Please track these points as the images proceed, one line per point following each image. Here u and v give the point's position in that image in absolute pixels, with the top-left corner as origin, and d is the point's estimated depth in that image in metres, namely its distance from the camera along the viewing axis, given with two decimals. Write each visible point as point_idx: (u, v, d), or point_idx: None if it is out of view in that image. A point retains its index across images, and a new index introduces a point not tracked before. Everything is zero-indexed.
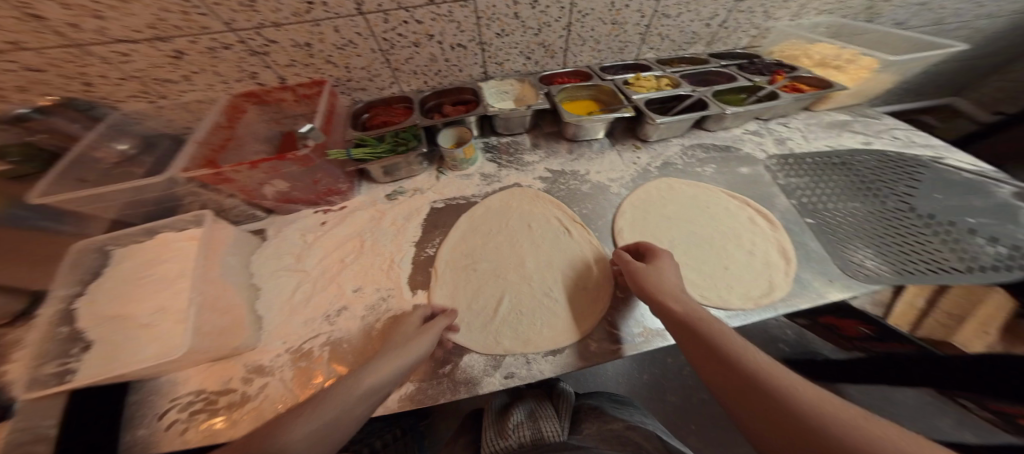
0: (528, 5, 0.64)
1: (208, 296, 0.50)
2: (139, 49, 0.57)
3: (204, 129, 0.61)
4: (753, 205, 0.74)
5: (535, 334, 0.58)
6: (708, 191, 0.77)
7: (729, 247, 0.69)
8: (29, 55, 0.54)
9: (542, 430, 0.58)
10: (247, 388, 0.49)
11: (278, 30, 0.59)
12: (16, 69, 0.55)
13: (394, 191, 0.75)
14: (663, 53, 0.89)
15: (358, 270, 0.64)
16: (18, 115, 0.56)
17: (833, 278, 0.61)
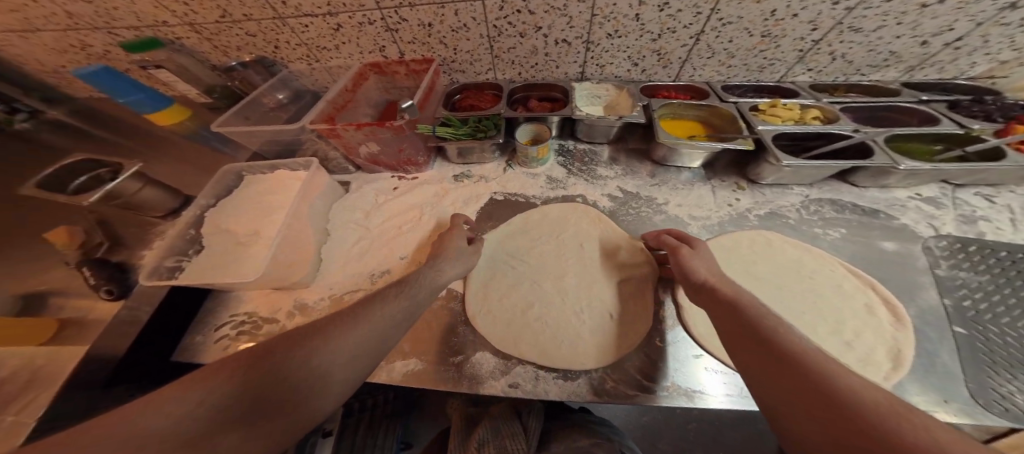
0: (654, 7, 0.56)
1: (292, 230, 0.61)
2: (315, 22, 0.68)
3: (334, 89, 0.71)
4: (878, 289, 0.55)
5: (553, 348, 0.54)
6: (823, 258, 0.59)
7: (821, 329, 0.53)
8: (254, 24, 0.68)
9: (509, 447, 0.54)
10: (289, 322, 0.62)
11: (411, 10, 0.64)
12: (244, 34, 0.71)
13: (461, 173, 0.78)
14: (825, 76, 0.70)
15: (411, 240, 0.68)
16: (228, 67, 0.73)
17: (951, 399, 0.44)
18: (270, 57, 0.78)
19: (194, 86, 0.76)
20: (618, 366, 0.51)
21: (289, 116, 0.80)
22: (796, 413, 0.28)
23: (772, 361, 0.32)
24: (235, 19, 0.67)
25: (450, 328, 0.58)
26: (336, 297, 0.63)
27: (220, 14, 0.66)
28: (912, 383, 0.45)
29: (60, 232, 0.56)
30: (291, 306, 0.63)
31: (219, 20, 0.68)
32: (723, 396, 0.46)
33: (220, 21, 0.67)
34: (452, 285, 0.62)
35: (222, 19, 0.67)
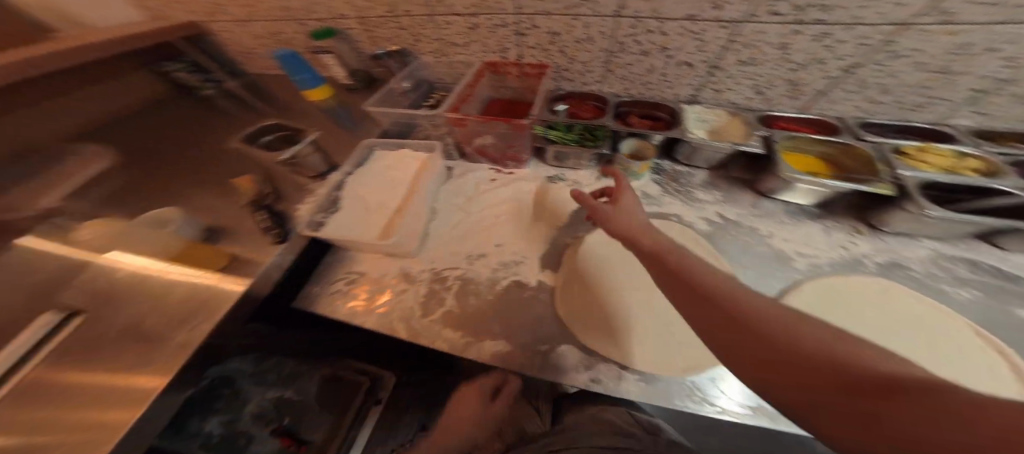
0: (809, 37, 0.56)
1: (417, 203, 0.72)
2: (457, 21, 0.80)
3: (464, 84, 0.79)
4: (1006, 354, 0.49)
5: (639, 352, 0.56)
6: (941, 312, 0.54)
7: None
8: (410, 19, 0.83)
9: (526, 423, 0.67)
10: (394, 288, 0.70)
11: (548, 19, 0.71)
12: (396, 27, 0.87)
13: (555, 175, 0.82)
14: (990, 122, 0.63)
15: (506, 230, 0.74)
16: (377, 54, 0.90)
17: None
18: (409, 48, 0.93)
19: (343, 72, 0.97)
20: (700, 377, 0.52)
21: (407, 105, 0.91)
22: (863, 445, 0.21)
23: (720, 320, 0.33)
24: (398, 14, 0.83)
25: (538, 318, 0.62)
26: (436, 271, 0.71)
27: (387, 9, 0.82)
28: None
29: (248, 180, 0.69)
30: (395, 271, 0.72)
31: (384, 15, 0.84)
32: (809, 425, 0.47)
33: (384, 14, 0.84)
34: (542, 276, 0.67)
35: (387, 13, 0.84)
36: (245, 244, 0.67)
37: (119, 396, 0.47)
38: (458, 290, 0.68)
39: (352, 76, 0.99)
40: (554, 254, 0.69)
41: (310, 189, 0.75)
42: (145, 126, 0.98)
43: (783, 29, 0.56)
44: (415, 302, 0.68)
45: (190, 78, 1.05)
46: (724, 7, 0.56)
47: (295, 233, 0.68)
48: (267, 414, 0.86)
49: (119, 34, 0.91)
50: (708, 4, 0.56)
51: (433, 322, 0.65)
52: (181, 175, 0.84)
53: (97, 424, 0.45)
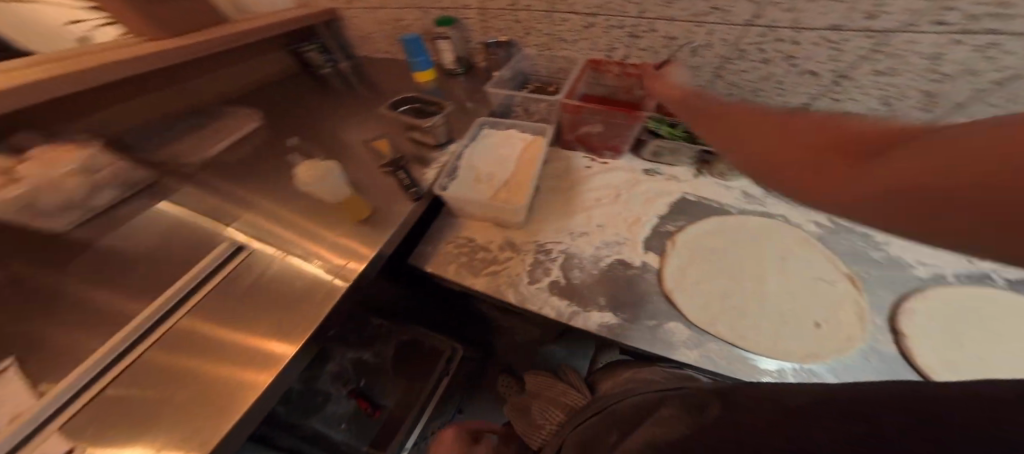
0: (972, 48, 0.54)
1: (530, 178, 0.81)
2: (574, 19, 0.87)
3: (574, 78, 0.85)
4: None
5: (753, 335, 0.58)
6: None
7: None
8: (528, 13, 0.92)
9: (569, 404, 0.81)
10: (500, 254, 0.77)
11: (669, 24, 0.75)
12: (512, 20, 0.96)
13: (651, 169, 0.86)
14: None
15: (607, 213, 0.79)
16: (489, 43, 1.00)
17: None
18: (517, 40, 1.01)
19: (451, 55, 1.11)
20: (819, 366, 0.54)
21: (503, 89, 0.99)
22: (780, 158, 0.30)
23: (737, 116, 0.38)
24: (518, 7, 0.92)
25: (644, 295, 0.66)
26: (540, 244, 0.77)
27: (509, 2, 0.91)
28: None
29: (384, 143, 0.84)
30: (501, 241, 0.79)
31: (504, 8, 0.94)
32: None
33: (505, 8, 0.93)
34: (647, 258, 0.70)
35: (507, 6, 0.93)
36: (380, 200, 0.75)
37: (243, 356, 0.53)
38: (563, 263, 0.73)
39: (456, 62, 1.12)
40: (657, 239, 0.73)
41: (433, 157, 0.85)
42: (280, 96, 1.13)
43: (941, 39, 0.56)
44: (522, 270, 0.73)
45: (318, 57, 1.20)
46: (878, 16, 0.57)
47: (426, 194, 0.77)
48: (345, 374, 1.06)
49: (273, 16, 1.06)
50: (860, 15, 0.58)
51: (541, 288, 0.70)
52: (315, 139, 0.96)
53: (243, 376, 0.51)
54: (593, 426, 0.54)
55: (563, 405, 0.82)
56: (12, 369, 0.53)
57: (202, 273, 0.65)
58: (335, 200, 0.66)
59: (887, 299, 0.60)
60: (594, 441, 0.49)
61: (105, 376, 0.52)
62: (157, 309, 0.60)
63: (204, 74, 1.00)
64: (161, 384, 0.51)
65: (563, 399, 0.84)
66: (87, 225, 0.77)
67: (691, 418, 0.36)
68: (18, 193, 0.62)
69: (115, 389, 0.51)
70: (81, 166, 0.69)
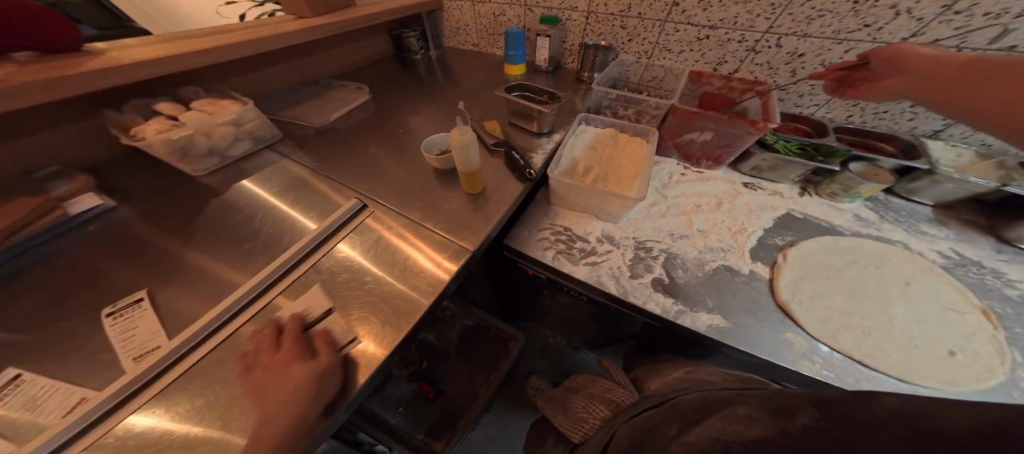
0: None
1: (631, 175, 0.82)
2: (688, 30, 0.89)
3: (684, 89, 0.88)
4: None
5: (880, 356, 0.56)
6: None
7: None
8: (638, 21, 0.95)
9: (615, 400, 0.73)
10: (597, 246, 0.78)
11: (799, 39, 0.77)
12: (617, 25, 0.99)
13: (751, 183, 0.86)
14: None
15: (709, 219, 0.79)
16: (590, 46, 1.03)
17: None
18: (617, 45, 1.05)
19: (546, 53, 1.15)
20: (962, 394, 0.51)
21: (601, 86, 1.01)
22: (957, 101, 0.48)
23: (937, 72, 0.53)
24: (629, 14, 0.95)
25: (756, 302, 0.65)
26: (638, 241, 0.77)
27: (621, 8, 0.95)
28: None
29: (493, 124, 0.89)
30: (598, 233, 0.80)
31: (614, 14, 0.97)
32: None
33: (615, 13, 0.97)
34: (754, 267, 0.70)
35: (618, 11, 0.96)
36: (495, 178, 0.78)
37: (350, 321, 0.54)
38: (664, 261, 0.73)
39: (549, 61, 1.17)
40: (764, 250, 0.72)
41: (536, 143, 0.87)
42: (381, 76, 1.21)
43: None
44: (622, 263, 0.74)
45: (415, 43, 1.30)
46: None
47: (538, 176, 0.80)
48: (409, 356, 1.10)
49: (387, 3, 1.15)
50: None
51: (642, 283, 0.71)
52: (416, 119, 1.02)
53: (360, 353, 0.51)
54: (649, 417, 0.47)
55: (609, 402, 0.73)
56: (147, 301, 0.56)
57: (321, 236, 0.66)
58: (459, 171, 0.67)
59: None
60: (651, 433, 0.44)
61: (221, 331, 0.52)
62: (281, 263, 0.61)
63: (321, 52, 1.09)
64: (276, 349, 0.50)
65: (608, 395, 0.76)
66: (218, 173, 0.82)
67: (774, 421, 0.31)
68: (185, 135, 0.70)
69: (236, 342, 0.51)
70: (233, 118, 0.77)
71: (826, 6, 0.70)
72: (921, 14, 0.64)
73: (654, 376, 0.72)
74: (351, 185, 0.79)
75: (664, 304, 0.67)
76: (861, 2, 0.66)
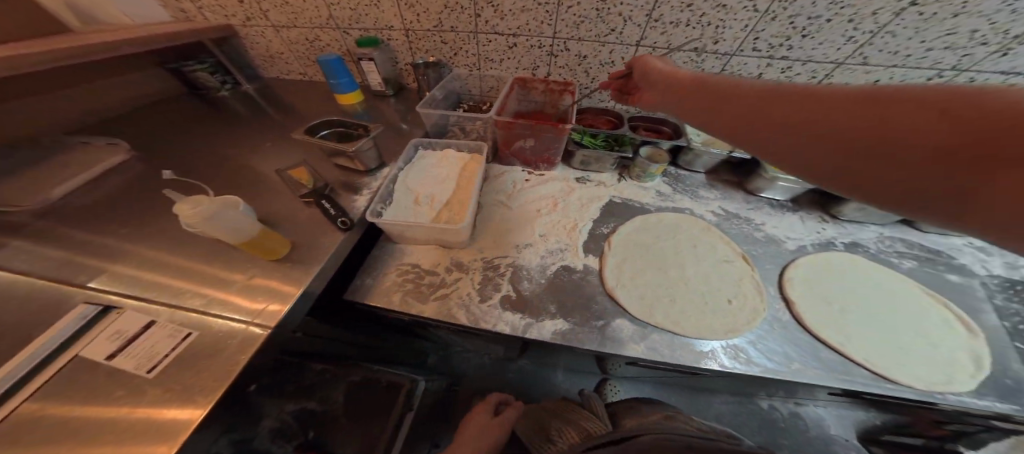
0: (774, 72, 0.79)
1: (467, 197, 0.79)
2: (497, 39, 0.91)
3: (502, 96, 0.89)
4: (949, 304, 0.65)
5: (683, 319, 0.66)
6: (882, 264, 0.72)
7: (884, 313, 0.66)
8: (453, 34, 0.92)
9: (588, 427, 0.71)
10: (447, 276, 0.74)
11: (578, 43, 0.86)
12: (438, 40, 0.95)
13: (582, 177, 0.94)
14: None
15: (548, 223, 0.83)
16: (416, 64, 0.96)
17: (968, 340, 0.61)
18: (446, 61, 1.01)
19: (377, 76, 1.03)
20: (739, 337, 0.63)
21: (438, 107, 0.98)
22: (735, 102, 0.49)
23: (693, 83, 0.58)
24: (443, 28, 0.92)
25: (589, 295, 0.70)
26: (487, 260, 0.76)
27: (434, 23, 0.91)
28: (954, 338, 0.62)
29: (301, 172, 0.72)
30: (448, 262, 0.76)
31: (428, 30, 0.92)
32: (843, 379, 0.57)
33: (429, 29, 0.92)
34: (586, 260, 0.76)
35: (432, 27, 0.92)
36: (299, 232, 0.65)
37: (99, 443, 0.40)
38: (512, 276, 0.73)
39: (386, 83, 1.05)
40: (595, 241, 0.79)
41: (362, 182, 0.77)
42: (160, 123, 0.95)
43: (756, 65, 0.79)
44: (473, 288, 0.72)
45: (211, 78, 1.05)
46: (719, 41, 0.76)
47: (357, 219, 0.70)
48: (289, 429, 0.78)
49: (129, 29, 0.88)
50: (708, 39, 0.76)
51: (493, 305, 0.69)
52: (166, 175, 0.77)
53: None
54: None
55: (580, 426, 0.73)
56: None
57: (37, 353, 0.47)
58: (232, 242, 0.55)
59: (773, 273, 0.73)
60: None
61: None
62: None
63: (22, 102, 0.76)
64: None
65: (581, 422, 0.75)
66: None
67: None
68: None
69: None
70: None
71: (582, 13, 0.78)
72: (636, 21, 0.77)
73: (632, 414, 0.76)
74: (84, 283, 0.56)
75: (514, 321, 0.67)
76: (600, 10, 0.77)
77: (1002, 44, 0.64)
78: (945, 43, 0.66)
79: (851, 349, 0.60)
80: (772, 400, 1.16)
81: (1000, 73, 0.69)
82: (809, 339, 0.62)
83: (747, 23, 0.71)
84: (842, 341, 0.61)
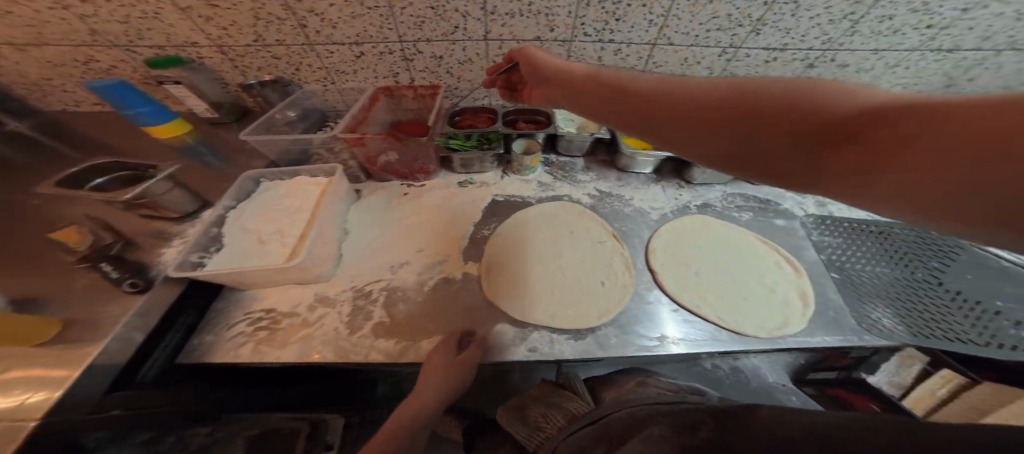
0: (611, 53, 0.84)
1: (323, 227, 0.68)
2: (340, 49, 0.76)
3: (356, 107, 0.79)
4: (781, 251, 0.73)
5: (561, 312, 0.67)
6: (727, 223, 0.79)
7: (734, 270, 0.71)
8: (282, 49, 0.74)
9: (570, 408, 0.65)
10: (310, 315, 0.65)
11: (428, 44, 0.79)
12: (269, 56, 0.76)
13: (464, 180, 0.90)
14: None
15: (426, 236, 0.78)
16: (245, 85, 0.77)
17: (799, 281, 0.68)
18: (290, 77, 0.82)
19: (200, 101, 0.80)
20: (611, 320, 0.65)
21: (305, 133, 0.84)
22: (629, 102, 0.45)
23: (585, 78, 0.54)
24: (267, 42, 0.73)
25: (468, 306, 0.67)
26: (357, 288, 0.69)
27: (253, 37, 0.71)
28: (789, 281, 0.68)
29: (70, 232, 0.56)
30: (310, 299, 0.68)
31: (250, 44, 0.73)
32: (700, 343, 0.61)
33: (251, 43, 0.73)
34: (466, 268, 0.73)
35: (254, 42, 0.73)
36: (75, 306, 0.53)
37: None
38: (386, 300, 0.68)
39: (218, 108, 0.80)
40: (475, 247, 0.77)
41: (175, 230, 0.65)
42: None
43: (595, 48, 0.83)
44: (340, 322, 0.65)
45: None
46: (554, 28, 0.78)
47: (165, 279, 0.57)
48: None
49: None
50: (545, 27, 0.78)
51: (364, 336, 0.63)
52: None
53: None
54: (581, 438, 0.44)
55: (565, 410, 0.65)
56: None
57: None
58: None
59: (641, 245, 0.77)
60: None
61: None
62: None
63: None
64: None
65: (566, 404, 0.67)
66: None
67: None
68: None
69: None
70: None
71: (419, 13, 0.71)
72: (473, 16, 0.73)
73: (610, 387, 0.73)
74: None
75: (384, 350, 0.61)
76: (436, 9, 0.71)
77: (752, 25, 0.75)
78: (716, 25, 0.75)
79: (706, 312, 0.64)
80: (714, 358, 1.13)
81: (761, 50, 0.80)
82: (668, 306, 0.66)
83: (569, 9, 0.74)
84: (698, 303, 0.66)
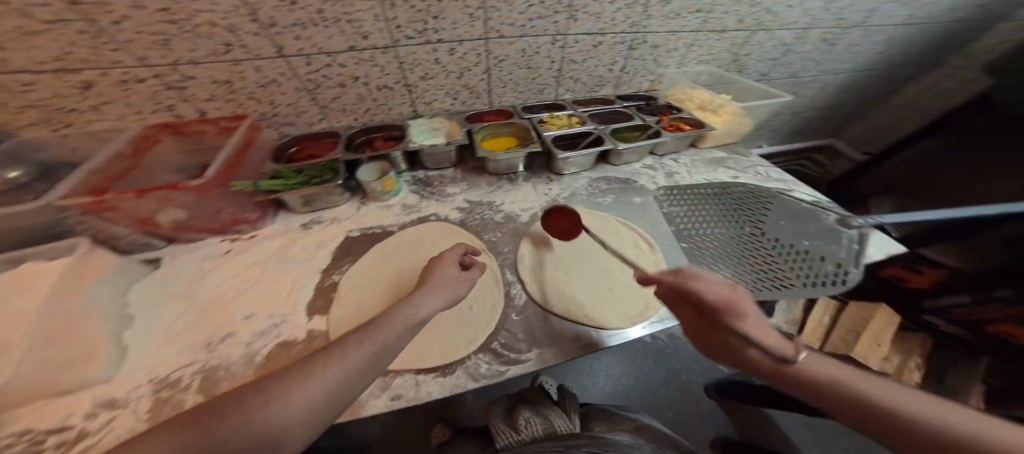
0: (445, 52, 0.77)
1: (62, 320, 0.49)
2: (42, 79, 0.55)
3: (102, 156, 0.60)
4: (636, 229, 0.75)
5: (426, 350, 0.58)
6: (593, 209, 0.79)
7: (599, 257, 0.71)
8: None
9: (553, 425, 0.59)
10: (88, 424, 0.47)
11: (196, 67, 0.62)
12: None
13: (310, 221, 0.77)
14: (579, 94, 0.99)
15: (254, 298, 0.64)
16: None
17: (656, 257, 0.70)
18: None
19: None
20: (479, 345, 0.58)
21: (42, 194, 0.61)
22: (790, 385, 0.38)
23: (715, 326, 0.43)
24: None
25: None
26: (158, 379, 0.52)
27: None
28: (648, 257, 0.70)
29: None
30: (88, 406, 0.48)
31: None
32: (571, 349, 0.57)
33: None
34: (311, 325, 0.61)
35: None
36: None
37: None
38: (201, 383, 0.52)
39: None
40: (321, 297, 0.65)
41: None
42: None
43: (425, 49, 0.75)
44: (136, 423, 0.47)
45: None
46: (365, 35, 0.68)
47: None
48: None
49: None
50: (355, 35, 0.67)
51: None
52: None
53: None
54: None
55: (547, 422, 0.60)
56: None
57: None
58: None
59: (512, 255, 0.73)
60: None
61: None
62: None
63: None
64: None
65: (551, 416, 0.62)
66: None
67: None
68: None
69: None
70: None
71: (154, 28, 0.55)
72: (247, 29, 0.60)
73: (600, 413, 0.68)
74: None
75: None
76: (176, 24, 0.55)
77: (567, 10, 0.73)
78: (537, 12, 0.72)
79: (577, 313, 0.61)
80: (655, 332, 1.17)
81: (587, 34, 0.80)
82: (539, 314, 0.62)
83: (374, 12, 0.64)
84: (568, 304, 0.63)
